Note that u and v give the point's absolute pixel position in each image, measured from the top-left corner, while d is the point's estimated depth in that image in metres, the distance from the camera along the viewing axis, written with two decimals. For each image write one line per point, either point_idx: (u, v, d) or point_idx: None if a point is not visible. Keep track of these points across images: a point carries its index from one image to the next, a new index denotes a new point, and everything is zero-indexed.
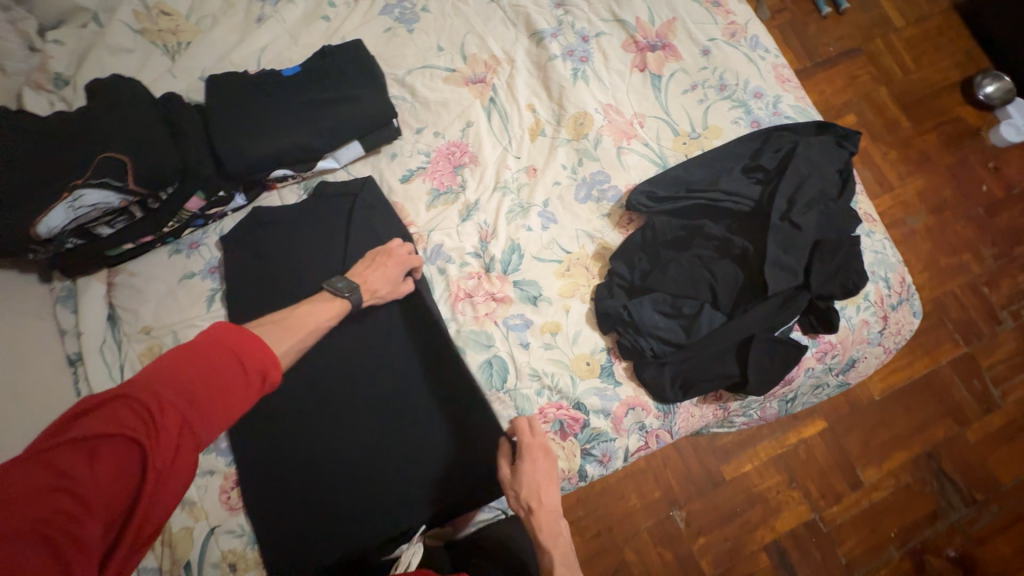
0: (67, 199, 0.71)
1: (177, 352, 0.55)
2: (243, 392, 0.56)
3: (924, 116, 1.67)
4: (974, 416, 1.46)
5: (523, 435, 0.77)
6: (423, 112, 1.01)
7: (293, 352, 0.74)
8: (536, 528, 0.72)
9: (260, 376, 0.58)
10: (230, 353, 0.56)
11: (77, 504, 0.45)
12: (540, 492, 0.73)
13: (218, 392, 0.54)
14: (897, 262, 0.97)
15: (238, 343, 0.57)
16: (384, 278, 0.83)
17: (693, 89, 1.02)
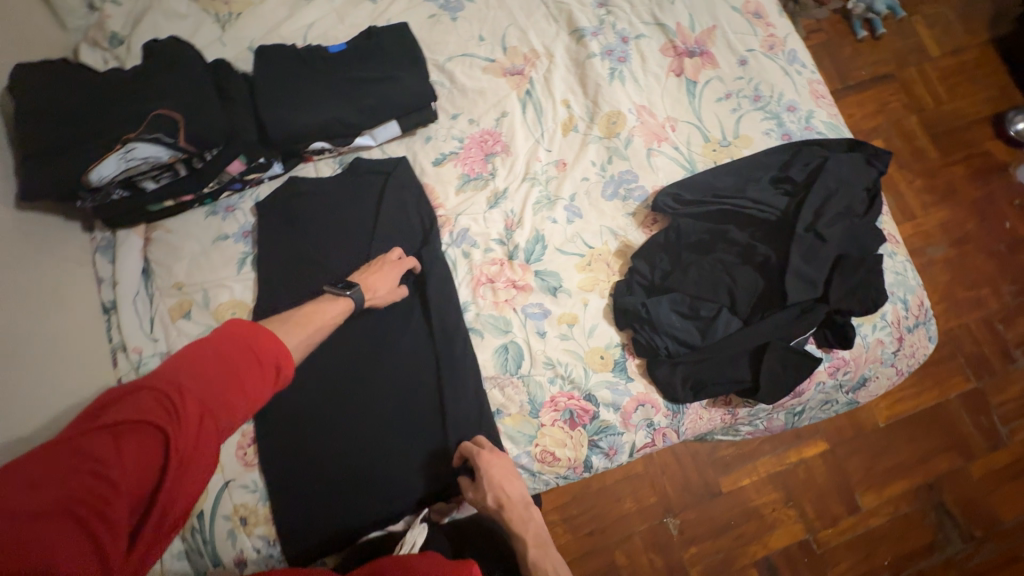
0: (120, 151, 0.75)
1: (196, 347, 0.57)
2: (260, 384, 0.59)
3: (953, 147, 1.66)
4: (979, 451, 1.45)
5: (471, 453, 0.77)
6: (460, 99, 1.03)
7: (324, 318, 0.77)
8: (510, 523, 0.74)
9: (275, 369, 0.61)
10: (247, 347, 0.59)
11: (107, 484, 0.47)
12: (505, 492, 0.75)
13: (237, 383, 0.57)
14: (917, 285, 0.97)
15: (255, 339, 0.60)
16: (382, 280, 0.85)
17: (727, 97, 1.03)
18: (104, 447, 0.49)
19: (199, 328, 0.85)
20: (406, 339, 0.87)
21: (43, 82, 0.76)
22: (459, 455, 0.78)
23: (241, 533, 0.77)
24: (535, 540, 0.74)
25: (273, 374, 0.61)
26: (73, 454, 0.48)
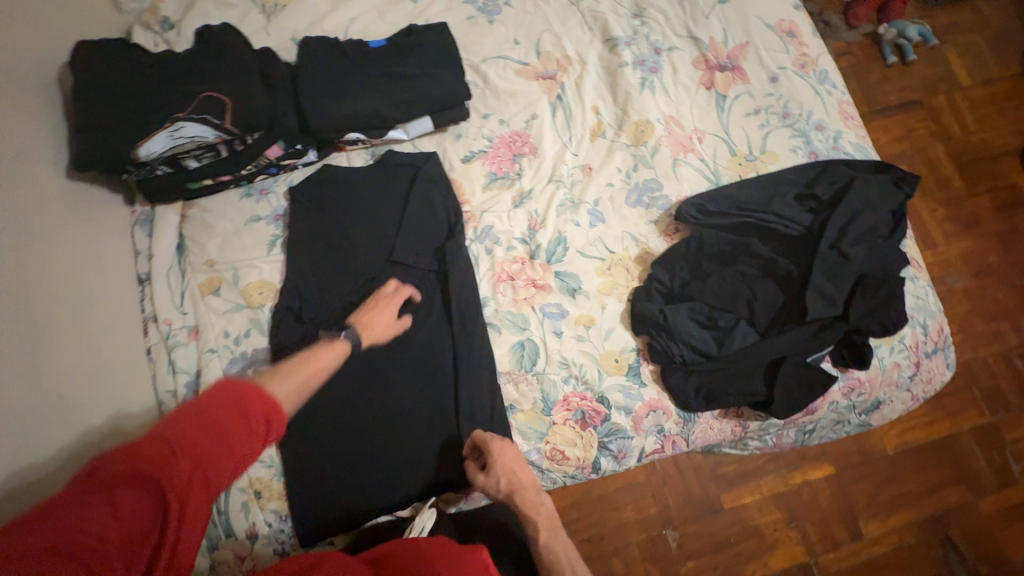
0: (169, 128, 0.79)
1: (189, 407, 0.57)
2: (251, 443, 0.59)
3: (979, 177, 1.65)
4: (989, 487, 1.43)
5: (484, 442, 0.78)
6: (492, 99, 1.05)
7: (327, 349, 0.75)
8: (520, 506, 0.77)
9: (265, 428, 0.60)
10: (238, 404, 0.59)
11: (99, 540, 0.49)
12: (516, 481, 0.77)
13: (226, 445, 0.56)
14: (937, 311, 0.97)
15: (244, 398, 0.59)
16: (382, 318, 0.84)
17: (756, 113, 1.04)
18: (98, 510, 0.49)
19: (227, 305, 0.87)
20: (425, 330, 0.89)
21: (101, 60, 0.80)
22: (471, 439, 0.80)
23: (254, 507, 0.80)
24: (546, 525, 0.78)
25: (264, 433, 0.60)
26: (66, 511, 0.49)
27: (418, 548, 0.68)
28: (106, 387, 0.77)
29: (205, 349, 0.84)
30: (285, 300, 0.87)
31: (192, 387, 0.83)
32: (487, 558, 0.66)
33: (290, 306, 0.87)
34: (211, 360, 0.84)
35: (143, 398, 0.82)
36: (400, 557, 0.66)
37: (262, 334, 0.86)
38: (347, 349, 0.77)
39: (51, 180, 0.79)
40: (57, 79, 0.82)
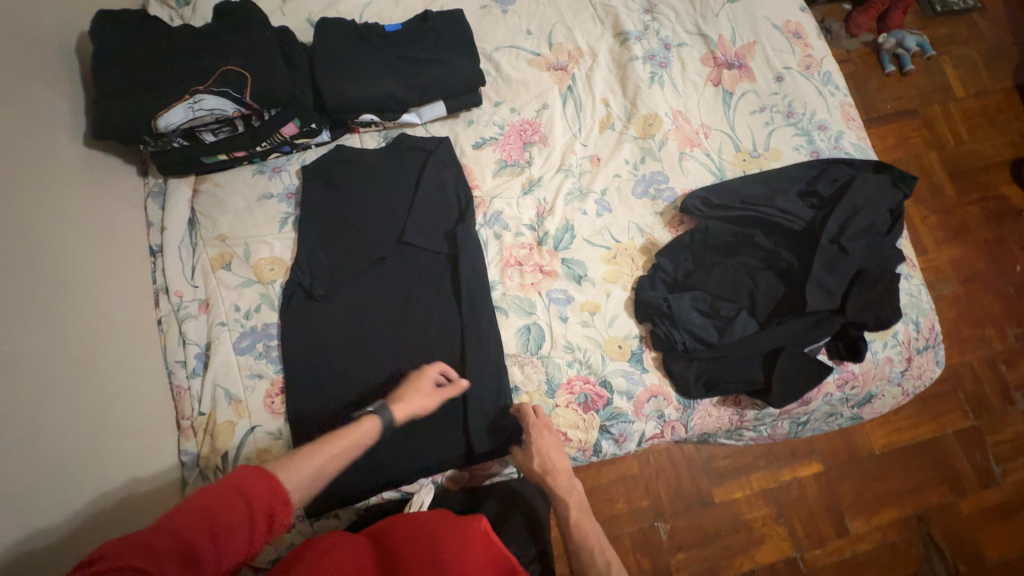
0: (189, 100, 0.80)
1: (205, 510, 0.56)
2: (253, 537, 0.59)
3: (970, 187, 1.69)
4: (970, 488, 1.47)
5: (526, 417, 0.83)
6: (504, 88, 1.07)
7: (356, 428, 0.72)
8: (553, 485, 0.81)
9: (269, 522, 0.60)
10: (253, 506, 0.59)
11: None
12: (551, 459, 0.82)
13: (229, 540, 0.57)
14: (929, 309, 1.00)
15: (252, 490, 0.59)
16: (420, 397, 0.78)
17: (761, 111, 1.06)
18: None
19: (238, 279, 0.88)
20: (434, 311, 0.90)
21: (120, 31, 0.81)
22: (517, 407, 0.84)
23: None
24: (577, 504, 0.81)
25: (268, 528, 0.60)
26: None
27: (417, 518, 0.71)
28: (117, 353, 0.78)
29: (216, 322, 0.86)
30: (295, 277, 0.88)
31: (202, 358, 0.85)
32: (487, 525, 0.69)
33: (300, 282, 0.88)
34: (222, 333, 0.85)
35: (153, 366, 0.84)
36: (400, 530, 0.69)
37: (273, 310, 0.87)
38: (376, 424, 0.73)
39: (68, 148, 0.79)
40: (76, 47, 0.83)
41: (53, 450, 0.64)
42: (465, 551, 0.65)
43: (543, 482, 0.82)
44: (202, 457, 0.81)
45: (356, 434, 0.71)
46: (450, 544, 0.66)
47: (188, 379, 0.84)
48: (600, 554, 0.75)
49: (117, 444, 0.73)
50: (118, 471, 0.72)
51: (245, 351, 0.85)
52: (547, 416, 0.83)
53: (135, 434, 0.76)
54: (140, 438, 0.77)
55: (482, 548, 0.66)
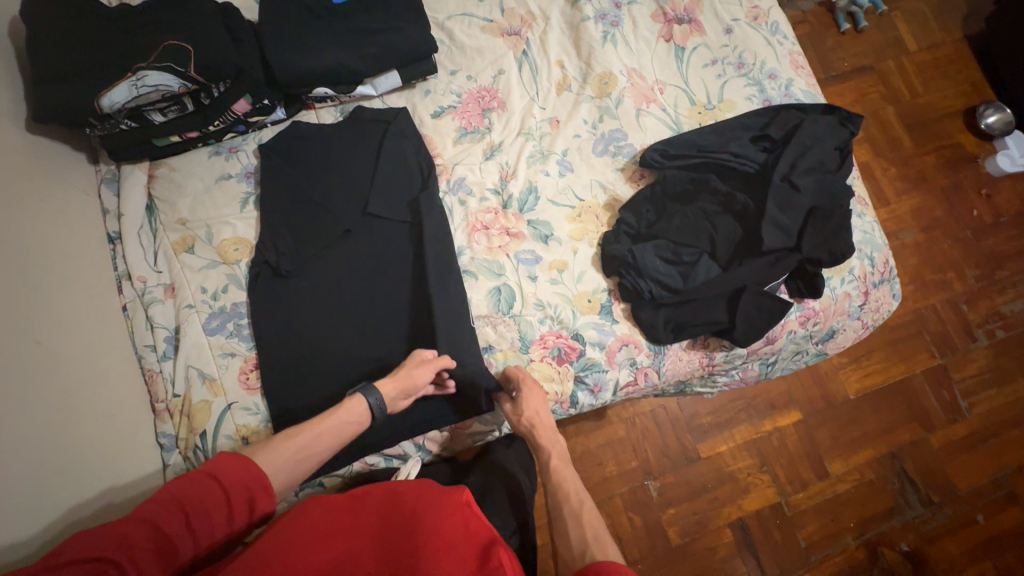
0: (131, 78, 0.79)
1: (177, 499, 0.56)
2: (232, 525, 0.59)
3: (925, 135, 1.75)
4: (939, 424, 1.55)
5: (514, 375, 0.86)
6: (458, 56, 1.06)
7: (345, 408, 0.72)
8: (537, 439, 0.83)
9: (250, 510, 0.60)
10: (230, 493, 0.58)
11: None
12: (535, 414, 0.84)
13: (206, 528, 0.57)
14: (883, 244, 1.05)
15: (230, 479, 0.58)
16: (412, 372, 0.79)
17: (713, 64, 1.08)
18: None
19: (203, 262, 0.88)
20: (402, 280, 0.90)
21: (53, 11, 0.79)
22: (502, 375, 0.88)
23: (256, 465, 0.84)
24: (558, 454, 0.82)
25: (249, 512, 0.60)
26: None
27: (399, 486, 0.72)
28: (80, 338, 0.77)
29: (183, 305, 0.85)
30: (261, 255, 0.87)
31: (172, 342, 0.85)
32: (468, 497, 0.70)
33: (267, 260, 0.88)
34: (190, 315, 0.85)
35: (122, 352, 0.83)
36: (378, 493, 0.71)
37: (240, 289, 0.87)
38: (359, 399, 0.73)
39: (9, 132, 0.77)
40: (8, 31, 0.80)
41: (27, 427, 0.64)
42: (444, 518, 0.65)
43: (529, 438, 0.84)
44: (181, 438, 0.81)
45: (343, 412, 0.72)
46: (430, 511, 0.66)
47: (159, 362, 0.84)
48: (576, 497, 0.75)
49: (89, 424, 0.73)
50: (92, 453, 0.72)
51: (215, 331, 0.85)
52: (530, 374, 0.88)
53: (108, 417, 0.76)
54: (113, 420, 0.76)
55: (461, 518, 0.66)
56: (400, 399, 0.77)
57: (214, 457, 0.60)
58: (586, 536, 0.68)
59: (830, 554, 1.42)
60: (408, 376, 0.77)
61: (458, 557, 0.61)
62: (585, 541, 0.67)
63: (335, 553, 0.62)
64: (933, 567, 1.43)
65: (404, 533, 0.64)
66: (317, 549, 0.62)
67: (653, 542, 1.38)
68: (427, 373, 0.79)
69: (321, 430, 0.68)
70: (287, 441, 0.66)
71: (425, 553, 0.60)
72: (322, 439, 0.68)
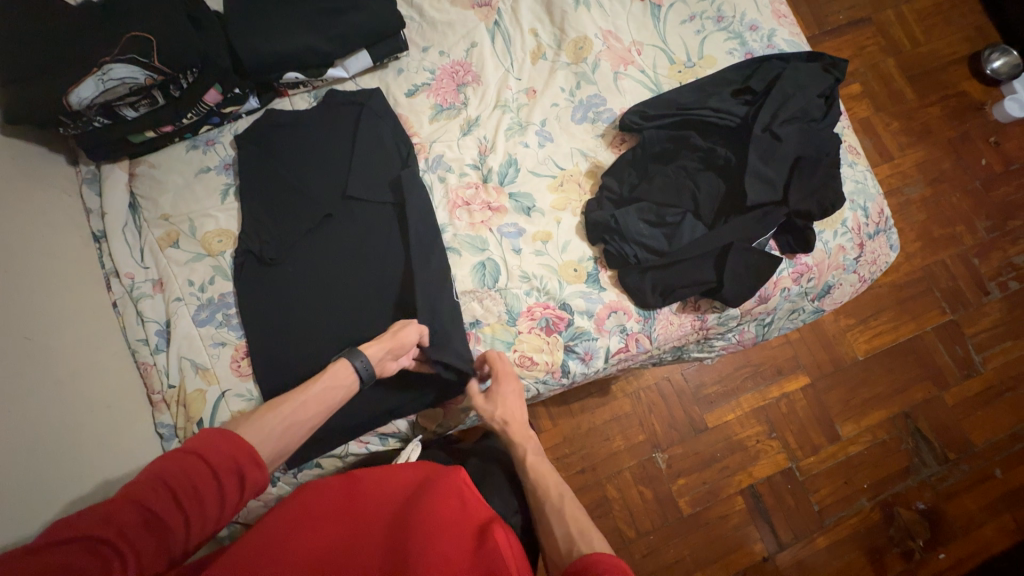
0: (98, 73, 0.80)
1: (162, 477, 0.56)
2: (225, 500, 0.58)
3: (927, 85, 1.69)
4: (953, 380, 1.52)
5: (492, 362, 0.85)
6: (430, 32, 1.05)
7: (332, 371, 0.73)
8: (512, 438, 0.82)
9: (241, 484, 0.59)
10: (213, 470, 0.58)
11: None
12: (507, 409, 0.83)
13: (197, 506, 0.56)
14: (877, 194, 1.01)
15: (214, 453, 0.58)
16: (396, 348, 0.79)
17: (691, 20, 1.05)
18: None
19: (188, 255, 0.89)
20: (384, 260, 0.89)
21: (17, 15, 0.79)
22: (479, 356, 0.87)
23: None
24: (533, 450, 0.81)
25: (239, 488, 0.59)
26: None
27: (395, 470, 0.73)
28: (69, 332, 0.78)
29: (171, 299, 0.87)
30: (244, 245, 0.88)
31: (164, 335, 0.86)
32: (465, 477, 0.71)
33: (250, 250, 0.88)
34: (179, 308, 0.86)
35: (116, 347, 0.85)
36: (370, 477, 0.71)
37: (226, 280, 0.88)
38: (344, 360, 0.75)
39: None
40: None
41: (24, 415, 0.66)
42: (441, 497, 0.66)
43: (504, 437, 0.83)
44: (179, 427, 0.83)
45: (329, 376, 0.73)
46: (428, 491, 0.67)
47: (153, 355, 0.86)
48: (556, 492, 0.74)
49: (85, 414, 0.75)
50: (91, 442, 0.74)
51: (204, 322, 0.86)
52: (510, 367, 0.85)
53: (105, 407, 0.78)
54: (108, 410, 0.78)
55: (459, 499, 0.67)
56: (387, 358, 0.79)
57: (199, 436, 0.60)
58: (570, 531, 0.68)
59: (845, 517, 1.40)
60: (392, 339, 0.79)
61: (454, 535, 0.61)
62: (570, 540, 0.67)
63: (337, 533, 0.63)
64: (951, 524, 1.41)
65: (402, 514, 0.64)
66: (318, 529, 0.63)
67: (665, 514, 1.38)
68: (411, 335, 0.80)
69: (305, 398, 0.69)
70: (271, 412, 0.66)
71: (420, 531, 0.60)
72: (308, 410, 0.68)
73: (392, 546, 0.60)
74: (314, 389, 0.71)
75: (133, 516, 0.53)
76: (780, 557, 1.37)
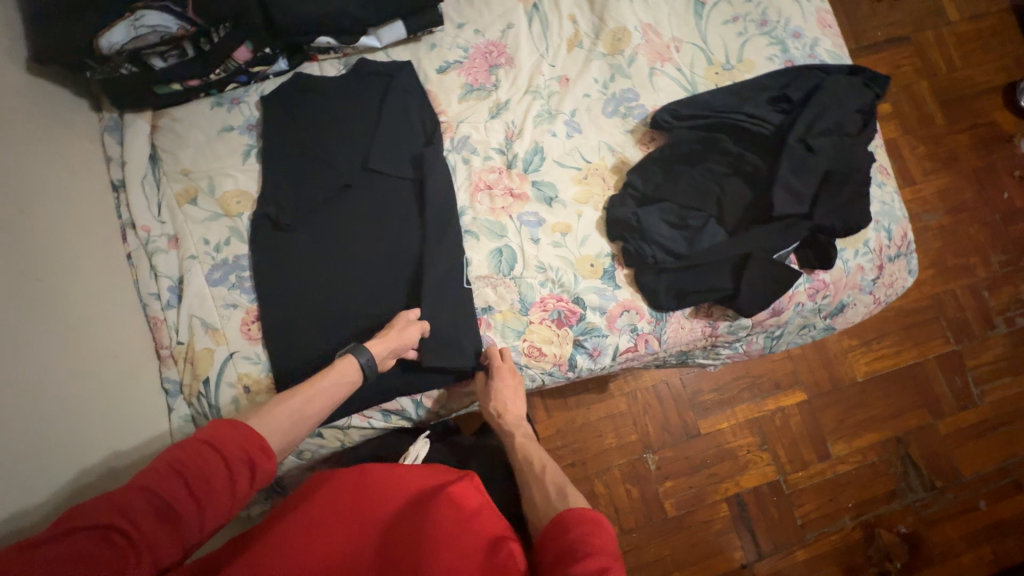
0: (129, 18, 0.79)
1: (172, 465, 0.54)
2: (236, 487, 0.56)
3: (959, 113, 1.66)
4: (949, 410, 1.52)
5: (492, 360, 0.85)
6: (466, 9, 1.02)
7: (334, 369, 0.73)
8: (503, 428, 0.84)
9: (250, 471, 0.58)
10: (223, 458, 0.56)
11: None
12: (503, 403, 0.84)
13: (209, 496, 0.54)
14: (903, 217, 1.00)
15: (225, 443, 0.57)
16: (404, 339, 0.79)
17: (734, 21, 1.03)
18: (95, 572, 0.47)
19: (205, 213, 0.88)
20: (400, 236, 0.89)
21: None
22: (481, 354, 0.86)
23: (245, 399, 0.81)
24: (523, 433, 0.84)
25: (249, 476, 0.58)
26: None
27: (399, 474, 0.64)
28: (82, 279, 0.78)
29: (186, 256, 0.86)
30: (262, 209, 0.87)
31: (176, 291, 0.86)
32: (478, 484, 0.62)
33: (268, 214, 0.87)
34: (193, 266, 0.86)
35: (127, 298, 0.85)
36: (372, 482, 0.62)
37: (242, 242, 0.87)
38: (351, 359, 0.74)
39: (10, 71, 0.78)
40: None
41: (34, 357, 0.66)
42: (448, 503, 0.58)
43: (495, 425, 0.85)
44: (185, 384, 0.83)
45: (334, 373, 0.73)
46: (436, 497, 0.59)
47: (164, 311, 0.86)
48: (539, 464, 0.76)
49: (95, 362, 0.75)
50: (99, 391, 0.74)
51: (217, 283, 0.85)
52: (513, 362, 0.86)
53: (113, 357, 0.78)
54: (116, 361, 0.79)
55: (470, 505, 0.58)
56: (390, 356, 0.78)
57: (208, 426, 0.58)
58: (550, 492, 0.70)
59: (827, 533, 1.42)
60: (399, 334, 0.79)
61: (462, 549, 0.54)
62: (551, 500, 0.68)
63: (337, 540, 0.56)
64: (930, 550, 1.42)
65: (407, 530, 0.56)
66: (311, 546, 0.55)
67: (649, 513, 1.39)
68: (415, 334, 0.80)
69: (312, 394, 0.69)
70: (278, 406, 0.66)
71: (426, 558, 0.52)
72: (315, 404, 0.69)
73: (395, 558, 0.54)
74: (318, 383, 0.71)
75: (144, 506, 0.52)
76: (758, 565, 1.39)
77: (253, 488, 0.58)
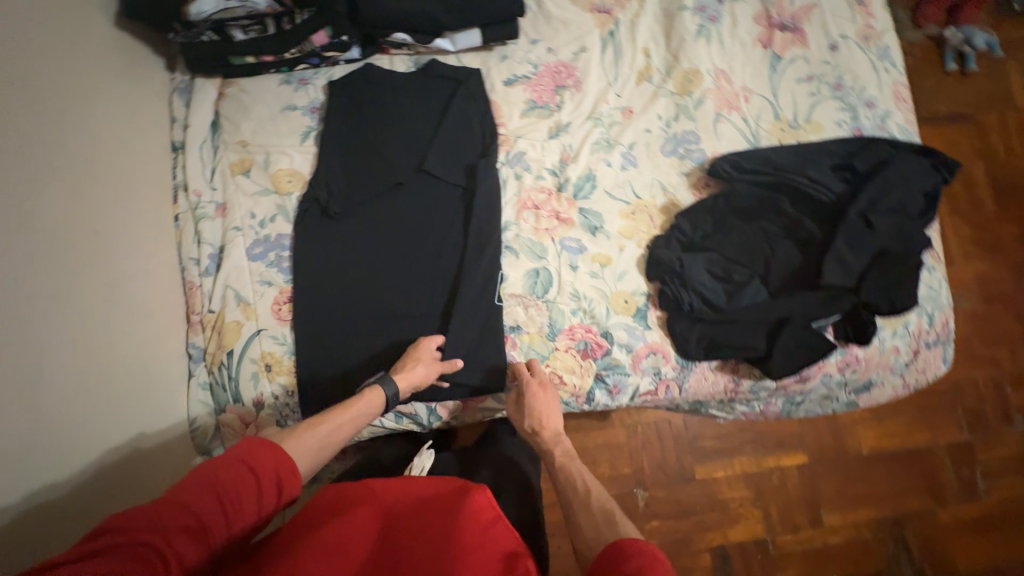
0: None
1: (208, 482, 0.54)
2: (263, 505, 0.57)
3: (1014, 202, 1.62)
4: (951, 498, 1.48)
5: (520, 375, 0.84)
6: (543, 25, 1.02)
7: (361, 401, 0.73)
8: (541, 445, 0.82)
9: (278, 490, 0.58)
10: (257, 475, 0.57)
11: None
12: (539, 418, 0.82)
13: (239, 513, 0.55)
14: (949, 304, 0.97)
15: (261, 462, 0.57)
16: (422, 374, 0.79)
17: (808, 80, 1.01)
18: None
19: (256, 187, 0.89)
20: (442, 241, 0.89)
21: None
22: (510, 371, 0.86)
23: (264, 377, 0.82)
24: (563, 452, 0.79)
25: (276, 495, 0.58)
26: None
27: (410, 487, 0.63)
28: (130, 234, 0.79)
29: (230, 227, 0.87)
30: (312, 192, 0.88)
31: (215, 260, 0.87)
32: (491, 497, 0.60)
33: (317, 198, 0.88)
34: (236, 238, 0.86)
35: (168, 259, 0.86)
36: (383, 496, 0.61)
37: (287, 222, 0.88)
38: (378, 393, 0.75)
39: (97, 24, 0.80)
40: None
41: (75, 306, 0.68)
42: (462, 521, 0.56)
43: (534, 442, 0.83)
44: (208, 352, 0.84)
45: (360, 406, 0.73)
46: (449, 514, 0.58)
47: (200, 277, 0.86)
48: (581, 485, 0.72)
49: (129, 317, 0.76)
50: (129, 349, 0.75)
51: (257, 258, 0.86)
52: (544, 375, 0.84)
53: (146, 316, 0.79)
54: (149, 320, 0.79)
55: (484, 520, 0.57)
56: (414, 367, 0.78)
57: (239, 445, 0.58)
58: (597, 521, 0.64)
59: None
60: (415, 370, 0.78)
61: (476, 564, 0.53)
62: (598, 528, 0.63)
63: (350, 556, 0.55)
64: None
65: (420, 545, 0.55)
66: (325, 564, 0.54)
67: None
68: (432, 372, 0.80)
69: (339, 423, 0.69)
70: (309, 431, 0.66)
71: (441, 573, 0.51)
72: (340, 435, 0.68)
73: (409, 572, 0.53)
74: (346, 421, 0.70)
75: (176, 525, 0.51)
76: None
77: (276, 508, 0.59)
